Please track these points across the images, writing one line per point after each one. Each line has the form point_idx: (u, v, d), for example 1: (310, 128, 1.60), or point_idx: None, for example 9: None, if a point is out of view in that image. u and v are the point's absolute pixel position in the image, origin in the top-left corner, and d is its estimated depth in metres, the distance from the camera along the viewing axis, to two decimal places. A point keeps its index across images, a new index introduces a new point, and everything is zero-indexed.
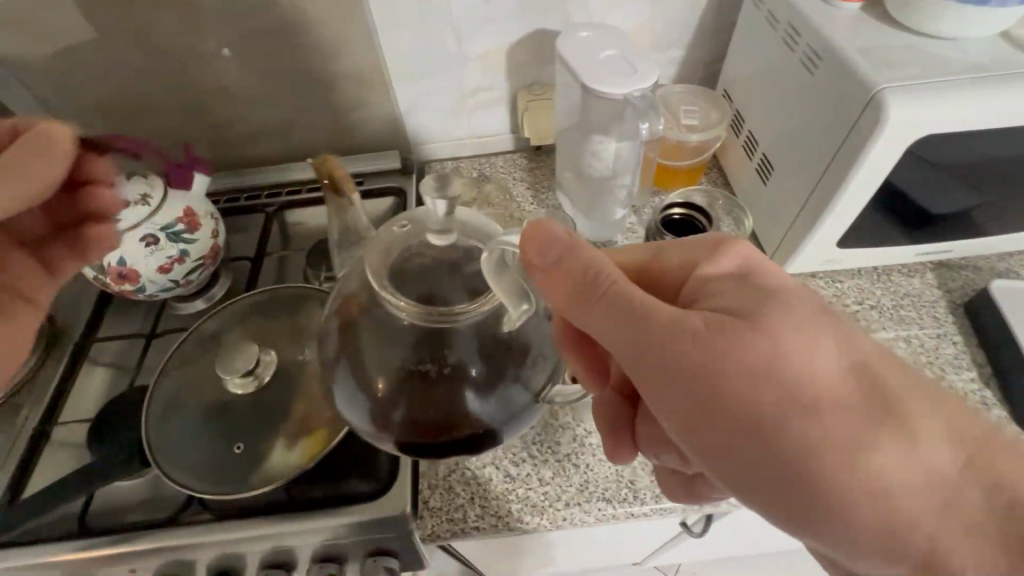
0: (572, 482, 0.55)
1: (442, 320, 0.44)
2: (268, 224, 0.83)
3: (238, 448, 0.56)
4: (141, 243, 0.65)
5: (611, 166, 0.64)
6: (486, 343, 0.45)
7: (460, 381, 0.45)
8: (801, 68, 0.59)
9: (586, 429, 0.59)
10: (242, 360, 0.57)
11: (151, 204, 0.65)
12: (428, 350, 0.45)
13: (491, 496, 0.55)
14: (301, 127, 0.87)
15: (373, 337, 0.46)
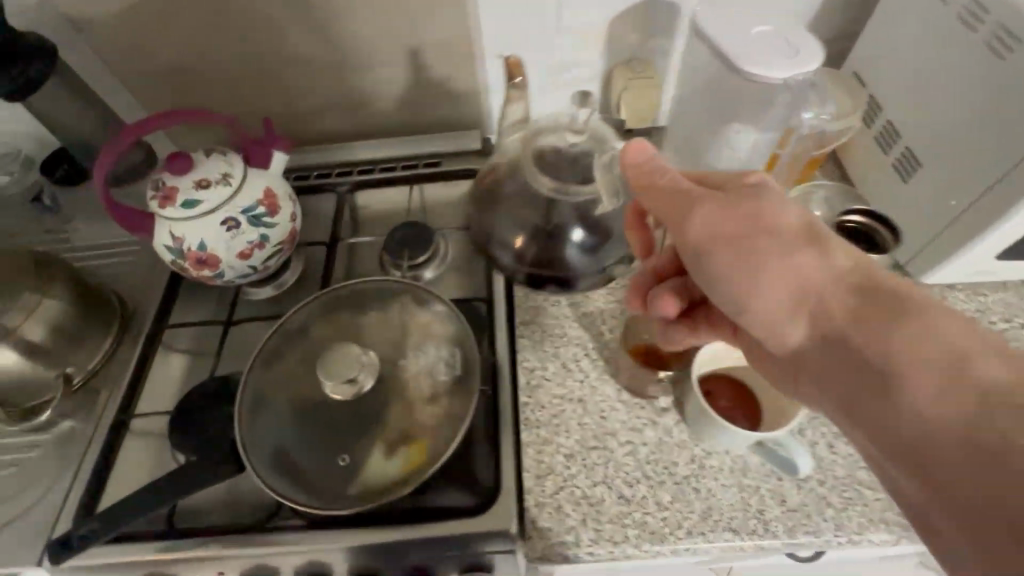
0: (694, 509, 0.51)
1: (561, 194, 0.58)
2: (340, 206, 0.79)
3: (343, 460, 0.52)
4: (221, 226, 0.61)
5: (742, 159, 0.56)
6: (585, 214, 0.59)
7: (565, 239, 0.59)
8: (983, 53, 0.51)
9: (705, 449, 0.54)
10: (342, 372, 0.53)
11: (232, 185, 0.61)
12: (546, 215, 0.59)
13: (605, 519, 0.51)
14: (376, 102, 0.81)
15: (506, 205, 0.61)
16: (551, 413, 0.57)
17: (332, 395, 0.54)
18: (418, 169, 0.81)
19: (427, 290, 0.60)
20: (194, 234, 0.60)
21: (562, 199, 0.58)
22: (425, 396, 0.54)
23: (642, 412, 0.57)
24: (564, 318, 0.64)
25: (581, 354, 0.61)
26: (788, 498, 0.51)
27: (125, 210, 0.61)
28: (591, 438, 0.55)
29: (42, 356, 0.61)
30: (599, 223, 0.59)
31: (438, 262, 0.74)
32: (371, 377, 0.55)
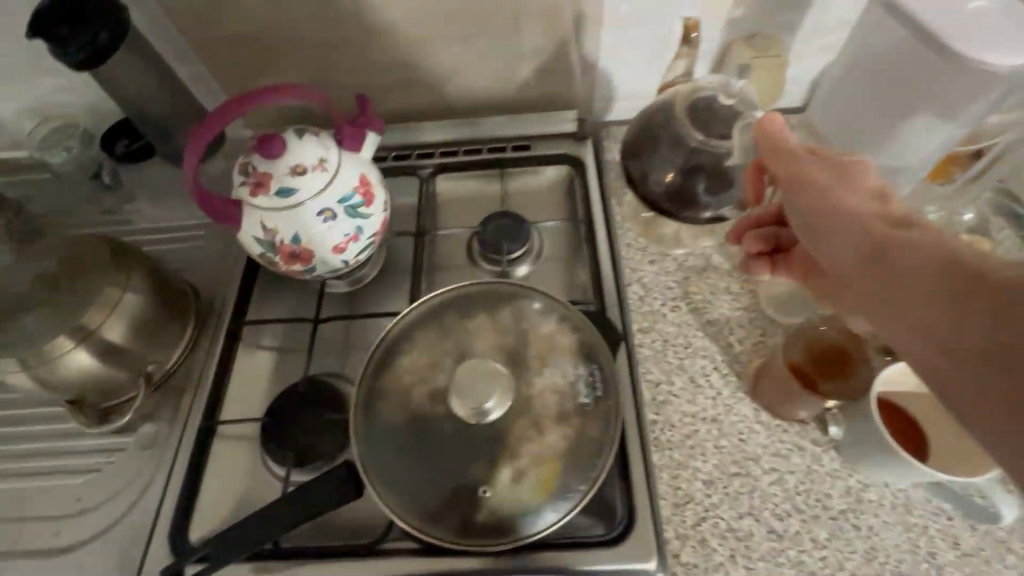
0: (856, 549, 0.46)
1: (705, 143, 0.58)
2: (423, 191, 0.74)
3: (484, 493, 0.47)
4: (318, 217, 0.55)
5: (921, 153, 0.57)
6: (715, 171, 0.58)
7: (693, 183, 0.59)
8: None
9: (860, 481, 0.49)
10: (482, 402, 0.48)
11: (329, 171, 0.55)
12: (685, 161, 0.59)
13: (756, 556, 0.46)
14: (463, 77, 0.74)
15: (647, 147, 0.62)
16: (683, 433, 0.52)
17: (465, 419, 0.49)
18: (505, 152, 0.76)
19: (546, 295, 0.54)
20: (290, 225, 0.55)
21: (705, 149, 0.58)
22: (553, 414, 0.49)
23: (786, 436, 0.52)
24: (686, 326, 0.59)
25: (710, 367, 0.56)
26: (961, 541, 0.46)
27: (208, 195, 0.55)
28: (732, 463, 0.51)
29: (124, 354, 0.56)
30: (728, 173, 0.58)
31: (534, 257, 0.69)
32: (515, 399, 0.50)
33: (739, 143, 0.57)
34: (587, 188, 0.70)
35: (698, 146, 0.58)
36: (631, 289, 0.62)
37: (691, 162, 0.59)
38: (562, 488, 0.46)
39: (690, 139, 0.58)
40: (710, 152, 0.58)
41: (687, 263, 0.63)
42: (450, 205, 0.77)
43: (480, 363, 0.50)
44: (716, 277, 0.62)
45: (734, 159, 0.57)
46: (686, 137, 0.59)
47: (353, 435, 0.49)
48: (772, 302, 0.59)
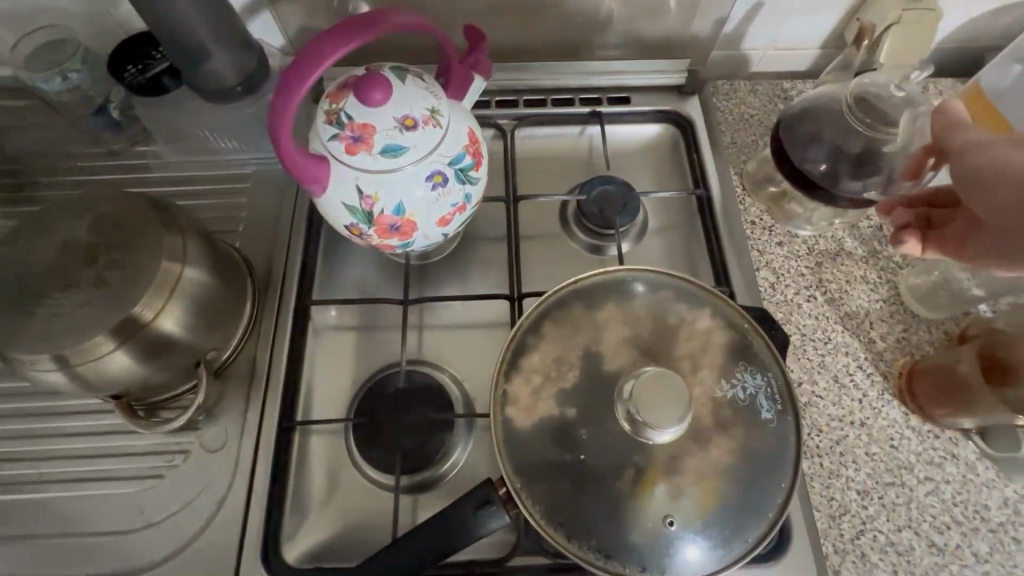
0: (1018, 563, 0.44)
1: (867, 129, 0.50)
2: (508, 146, 0.63)
3: (672, 525, 0.41)
4: (428, 184, 0.45)
5: None
6: (865, 160, 0.50)
7: (841, 173, 0.50)
8: None
9: (1016, 491, 0.47)
10: (658, 424, 0.41)
11: (442, 125, 0.44)
12: (840, 147, 0.51)
13: (919, 572, 0.44)
14: (559, 7, 0.61)
15: (793, 127, 0.53)
16: (832, 439, 0.49)
17: (631, 430, 0.42)
18: (600, 104, 0.65)
19: (688, 282, 0.48)
20: (393, 193, 0.45)
21: (868, 136, 0.50)
22: (713, 426, 0.43)
23: (937, 442, 0.49)
24: (824, 318, 0.54)
25: (853, 366, 0.52)
26: None
27: (302, 157, 0.42)
28: (886, 472, 0.47)
29: (184, 341, 0.46)
30: (879, 164, 0.50)
31: (640, 230, 0.61)
32: (690, 413, 0.42)
33: (904, 130, 0.48)
34: (700, 153, 0.62)
35: (861, 132, 0.50)
36: (761, 275, 0.56)
37: (844, 147, 0.51)
38: (729, 509, 0.42)
39: (857, 123, 0.50)
40: (868, 139, 0.50)
41: (817, 247, 0.57)
42: (535, 164, 0.66)
43: (638, 377, 0.42)
44: (851, 264, 0.56)
45: (894, 147, 0.49)
46: (849, 125, 0.51)
47: (494, 444, 0.44)
48: (914, 293, 0.54)
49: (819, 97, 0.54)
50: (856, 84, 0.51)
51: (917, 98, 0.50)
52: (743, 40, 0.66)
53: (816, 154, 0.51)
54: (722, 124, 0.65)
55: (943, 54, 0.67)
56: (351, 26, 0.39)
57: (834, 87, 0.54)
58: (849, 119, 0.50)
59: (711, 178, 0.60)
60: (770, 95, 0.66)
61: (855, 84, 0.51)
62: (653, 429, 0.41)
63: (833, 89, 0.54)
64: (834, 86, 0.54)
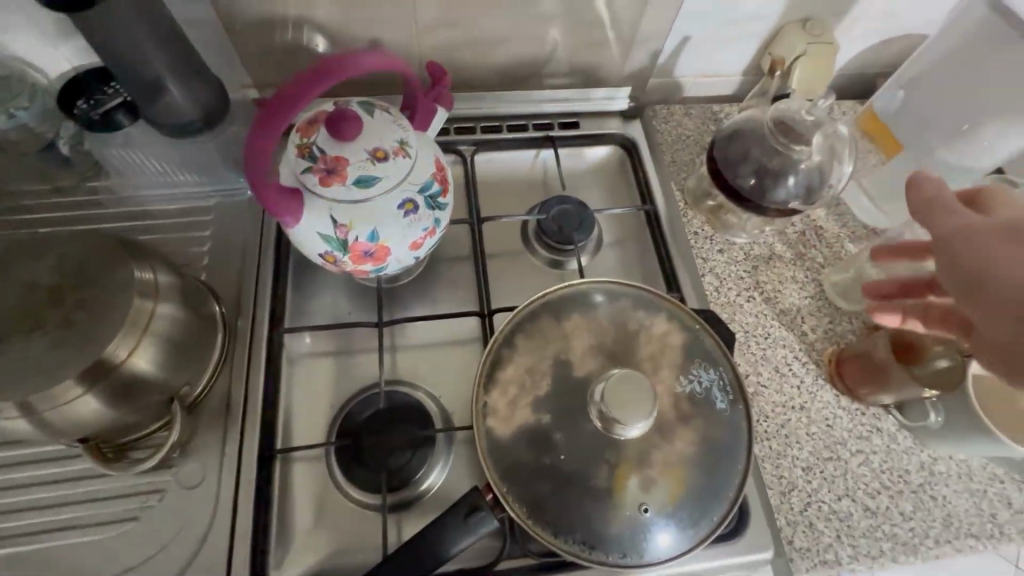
0: (935, 517, 0.51)
1: (783, 147, 0.56)
2: (468, 170, 0.66)
3: (647, 511, 0.45)
4: (399, 212, 0.47)
5: (974, 156, 0.58)
6: (785, 174, 0.57)
7: (765, 189, 0.57)
8: None
9: (930, 455, 0.54)
10: (626, 420, 0.45)
11: (411, 155, 0.46)
12: (762, 163, 0.57)
13: (858, 534, 0.50)
14: (509, 42, 0.66)
15: (722, 148, 0.59)
16: (777, 423, 0.54)
17: (602, 426, 0.46)
18: (552, 129, 0.70)
19: (644, 291, 0.53)
20: (366, 222, 0.46)
21: (785, 153, 0.56)
22: (675, 419, 0.48)
23: (864, 418, 0.55)
24: (763, 316, 0.60)
25: (790, 357, 0.58)
26: (1012, 500, 0.53)
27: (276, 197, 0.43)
28: (824, 448, 0.54)
29: (157, 379, 0.46)
30: (798, 178, 0.57)
31: (596, 245, 0.65)
32: (655, 411, 0.46)
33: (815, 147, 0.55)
34: (645, 172, 0.68)
35: (780, 150, 0.56)
36: (706, 280, 0.62)
37: (769, 165, 0.57)
38: (694, 495, 0.46)
39: (776, 143, 0.56)
40: (785, 156, 0.56)
41: (752, 252, 0.64)
42: (493, 187, 0.70)
43: (610, 379, 0.46)
44: (782, 266, 0.63)
45: (806, 163, 0.56)
46: (771, 144, 0.57)
47: (478, 452, 0.46)
48: (836, 289, 0.61)
49: (744, 120, 0.60)
50: (774, 109, 0.58)
51: (822, 121, 0.57)
52: (675, 69, 0.73)
53: (744, 170, 0.57)
54: (663, 145, 0.71)
55: (842, 79, 0.76)
56: (327, 71, 0.41)
57: (756, 111, 0.61)
58: (770, 140, 0.57)
59: (656, 195, 0.66)
60: (702, 117, 0.73)
61: (772, 110, 0.59)
62: (622, 425, 0.45)
63: (755, 113, 0.61)
64: (756, 109, 0.61)
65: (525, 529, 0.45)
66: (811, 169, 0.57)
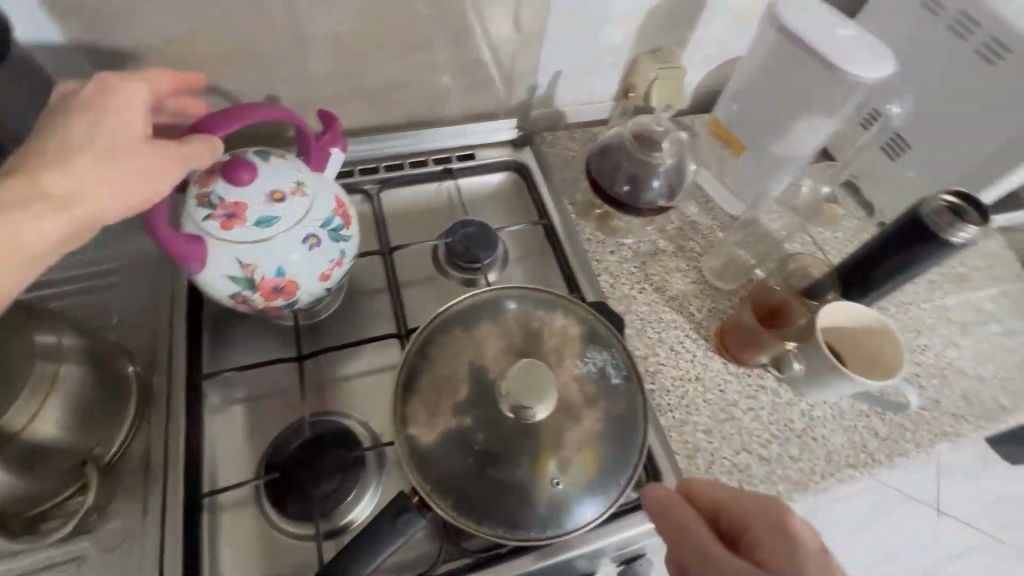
0: (819, 455, 0.59)
1: (643, 156, 0.65)
2: (375, 207, 0.71)
3: (565, 487, 0.49)
4: (303, 246, 0.50)
5: (797, 146, 0.69)
6: (652, 178, 0.65)
7: (637, 191, 0.65)
8: (948, 101, 0.66)
9: (809, 403, 0.62)
10: (535, 405, 0.50)
11: (309, 194, 0.50)
12: (630, 171, 0.65)
13: (757, 481, 0.56)
14: (400, 88, 0.73)
15: (597, 161, 0.67)
16: (677, 394, 0.61)
17: (513, 417, 0.51)
18: (451, 162, 0.77)
19: (540, 293, 0.58)
20: (271, 259, 0.49)
21: (647, 161, 0.65)
22: (582, 402, 0.53)
23: (750, 379, 0.63)
24: (655, 304, 0.67)
25: (682, 335, 0.65)
26: (879, 431, 0.61)
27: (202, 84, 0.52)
28: (720, 410, 0.60)
29: (66, 441, 0.46)
30: (662, 179, 0.65)
31: (503, 260, 0.71)
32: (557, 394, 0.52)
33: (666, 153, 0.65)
34: (539, 191, 0.75)
35: (642, 159, 0.65)
36: (602, 279, 0.69)
37: (637, 171, 0.66)
38: (607, 469, 0.50)
39: (638, 153, 0.65)
40: (647, 163, 0.65)
41: (640, 250, 0.72)
42: (403, 219, 0.75)
43: (517, 369, 0.51)
44: (666, 259, 0.71)
45: (665, 166, 0.65)
46: (635, 155, 0.66)
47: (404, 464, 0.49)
48: (714, 272, 0.70)
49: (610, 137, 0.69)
50: (632, 123, 0.68)
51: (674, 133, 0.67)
52: (554, 99, 0.82)
53: (616, 179, 0.65)
54: (552, 166, 0.79)
55: (697, 97, 0.89)
56: (220, 115, 0.47)
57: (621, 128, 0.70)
58: (633, 152, 0.66)
59: (551, 209, 0.74)
60: (583, 139, 0.83)
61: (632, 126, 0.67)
62: (531, 410, 0.50)
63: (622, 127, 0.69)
64: (621, 127, 0.71)
65: (455, 523, 0.48)
66: (671, 172, 0.66)
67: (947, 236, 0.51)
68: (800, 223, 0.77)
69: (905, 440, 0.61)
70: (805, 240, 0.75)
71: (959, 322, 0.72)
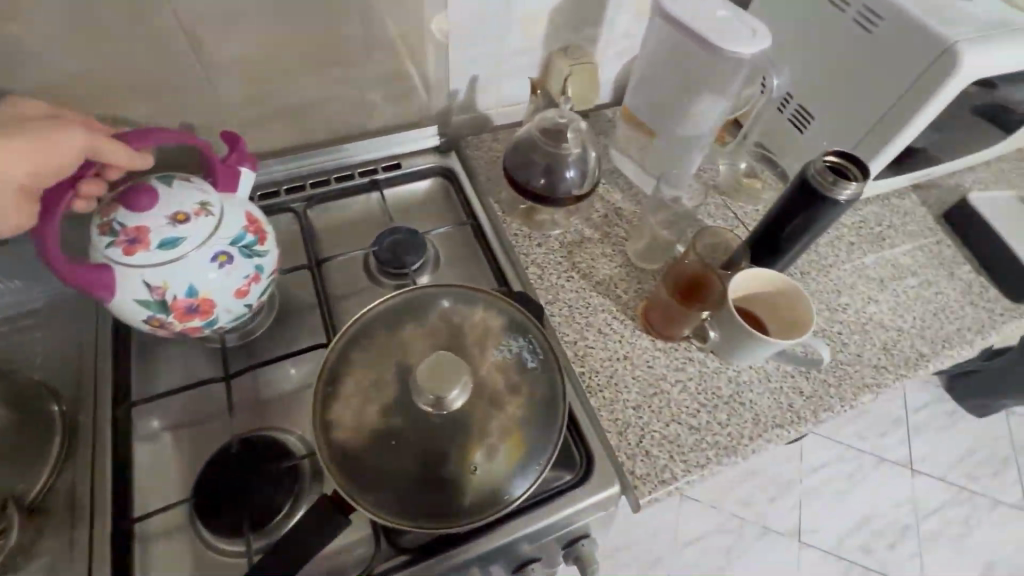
0: (746, 418, 0.61)
1: (553, 149, 0.68)
2: (302, 223, 0.72)
3: (491, 475, 0.50)
4: (213, 264, 0.51)
5: (699, 125, 0.72)
6: (565, 169, 0.67)
7: (554, 183, 0.67)
8: (837, 71, 0.69)
9: (735, 369, 0.64)
10: (451, 396, 0.51)
11: (214, 213, 0.51)
12: (544, 164, 0.67)
13: (687, 449, 0.58)
14: (317, 106, 0.74)
15: (512, 158, 0.69)
16: (606, 374, 0.62)
17: (430, 412, 0.52)
18: (377, 173, 0.78)
19: (466, 289, 0.59)
20: (180, 280, 0.50)
21: (559, 153, 0.67)
22: (505, 390, 0.54)
23: (678, 353, 0.65)
24: (582, 290, 0.69)
25: (610, 318, 0.67)
26: (804, 389, 0.64)
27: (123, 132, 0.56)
28: (650, 385, 0.62)
29: None
30: (575, 169, 0.68)
31: (434, 261, 0.72)
32: (471, 385, 0.53)
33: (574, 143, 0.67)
34: (465, 193, 0.77)
35: (553, 151, 0.67)
36: (529, 271, 0.70)
37: (551, 163, 0.67)
38: (533, 453, 0.52)
39: (549, 146, 0.67)
40: (558, 154, 0.67)
41: (566, 240, 0.74)
42: (334, 233, 0.76)
43: (431, 363, 0.52)
44: (592, 246, 0.73)
45: (576, 155, 0.68)
46: (546, 148, 0.68)
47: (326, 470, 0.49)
48: (638, 255, 0.72)
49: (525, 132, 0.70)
50: (541, 118, 0.70)
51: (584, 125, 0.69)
52: (475, 104, 0.84)
53: (531, 173, 0.67)
54: (479, 169, 0.81)
55: (617, 90, 0.92)
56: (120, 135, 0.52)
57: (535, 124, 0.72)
58: (543, 145, 0.68)
59: (477, 208, 0.75)
60: (508, 140, 0.85)
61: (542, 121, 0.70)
62: (447, 401, 0.51)
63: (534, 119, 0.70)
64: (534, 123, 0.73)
65: (385, 523, 0.49)
66: (583, 162, 0.68)
67: (831, 194, 0.54)
68: (722, 200, 0.80)
69: (828, 395, 0.63)
70: (727, 216, 0.78)
71: (878, 278, 0.75)
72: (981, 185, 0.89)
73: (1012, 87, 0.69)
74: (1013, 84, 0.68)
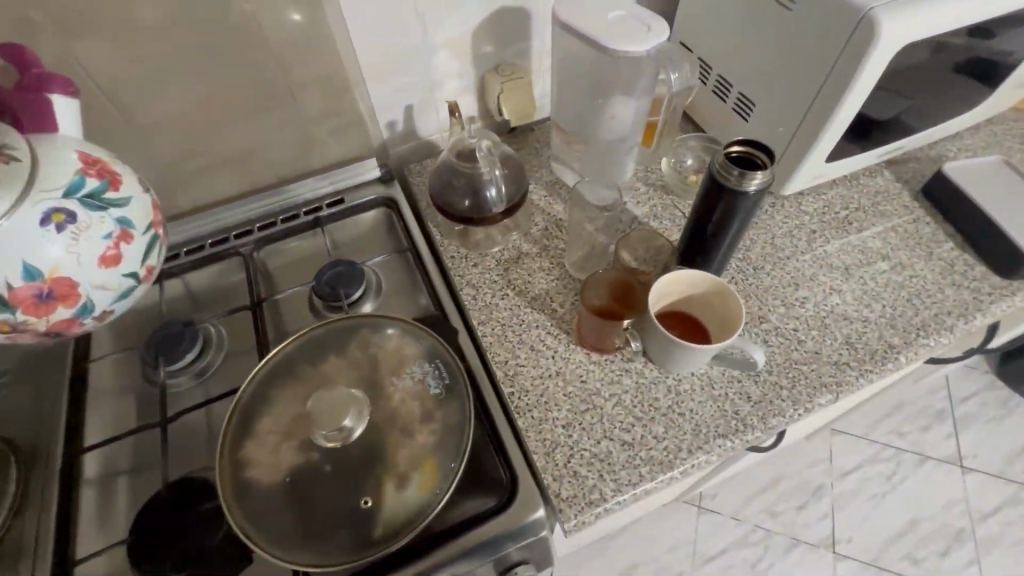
0: (686, 430, 0.57)
1: (470, 169, 0.67)
2: (247, 268, 0.74)
3: (399, 506, 0.50)
4: (51, 231, 0.46)
5: (624, 128, 0.72)
6: (487, 187, 0.67)
7: (480, 204, 0.67)
8: (766, 53, 0.66)
9: (675, 378, 0.61)
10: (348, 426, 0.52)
11: (20, 158, 0.45)
12: (466, 184, 0.67)
13: (618, 467, 0.55)
14: (259, 154, 0.78)
15: (435, 181, 0.70)
16: (536, 393, 0.60)
17: (331, 445, 0.52)
18: (320, 210, 0.80)
19: (389, 318, 0.59)
20: (12, 259, 0.45)
21: (478, 172, 0.67)
22: (416, 416, 0.54)
23: (613, 365, 0.62)
24: (517, 307, 0.68)
25: (544, 334, 0.65)
26: (751, 394, 0.59)
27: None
28: (582, 402, 0.60)
29: None
30: (497, 186, 0.67)
31: (376, 289, 0.72)
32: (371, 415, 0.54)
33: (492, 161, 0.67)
34: (404, 219, 0.78)
35: (474, 172, 0.67)
36: (464, 292, 0.70)
37: (474, 182, 0.67)
38: (442, 481, 0.51)
39: (470, 167, 0.67)
40: (478, 172, 0.67)
41: (502, 258, 0.73)
42: (281, 273, 0.78)
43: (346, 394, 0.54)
44: (529, 261, 0.72)
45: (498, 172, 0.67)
46: (466, 169, 0.67)
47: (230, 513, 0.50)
48: (576, 266, 0.70)
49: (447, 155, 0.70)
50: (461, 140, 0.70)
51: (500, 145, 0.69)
52: (417, 132, 0.86)
53: (458, 195, 0.67)
54: (421, 194, 0.82)
55: None
56: None
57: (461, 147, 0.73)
58: (462, 167, 0.68)
59: (415, 232, 0.76)
60: None
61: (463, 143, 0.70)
62: (345, 430, 0.52)
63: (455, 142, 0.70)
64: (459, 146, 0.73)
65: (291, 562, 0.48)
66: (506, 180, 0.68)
67: (740, 187, 0.51)
68: (670, 199, 0.76)
69: (778, 398, 0.59)
70: (675, 215, 0.75)
71: (843, 266, 0.70)
72: (967, 153, 0.82)
73: (964, 51, 0.63)
74: (964, 47, 0.62)
